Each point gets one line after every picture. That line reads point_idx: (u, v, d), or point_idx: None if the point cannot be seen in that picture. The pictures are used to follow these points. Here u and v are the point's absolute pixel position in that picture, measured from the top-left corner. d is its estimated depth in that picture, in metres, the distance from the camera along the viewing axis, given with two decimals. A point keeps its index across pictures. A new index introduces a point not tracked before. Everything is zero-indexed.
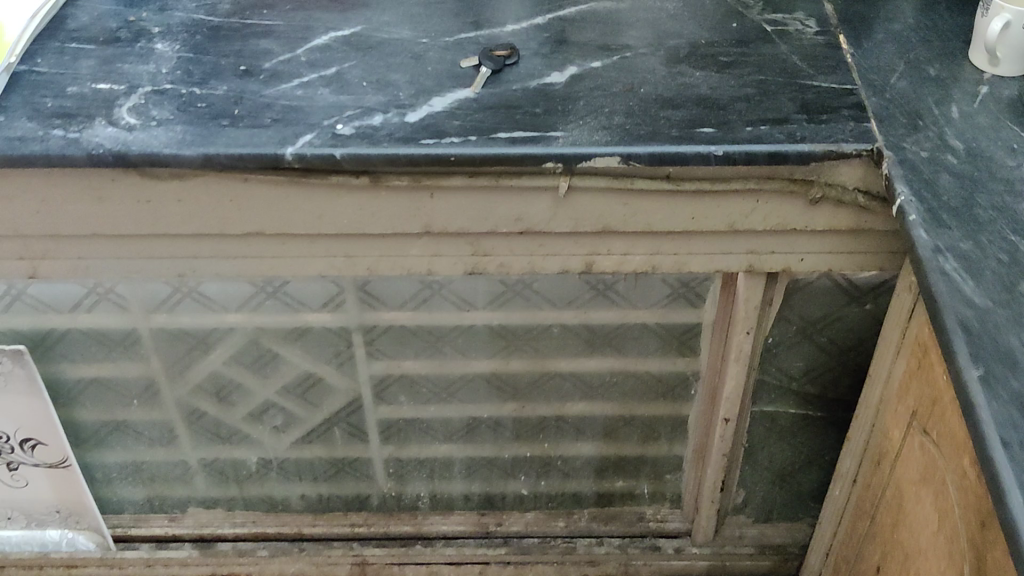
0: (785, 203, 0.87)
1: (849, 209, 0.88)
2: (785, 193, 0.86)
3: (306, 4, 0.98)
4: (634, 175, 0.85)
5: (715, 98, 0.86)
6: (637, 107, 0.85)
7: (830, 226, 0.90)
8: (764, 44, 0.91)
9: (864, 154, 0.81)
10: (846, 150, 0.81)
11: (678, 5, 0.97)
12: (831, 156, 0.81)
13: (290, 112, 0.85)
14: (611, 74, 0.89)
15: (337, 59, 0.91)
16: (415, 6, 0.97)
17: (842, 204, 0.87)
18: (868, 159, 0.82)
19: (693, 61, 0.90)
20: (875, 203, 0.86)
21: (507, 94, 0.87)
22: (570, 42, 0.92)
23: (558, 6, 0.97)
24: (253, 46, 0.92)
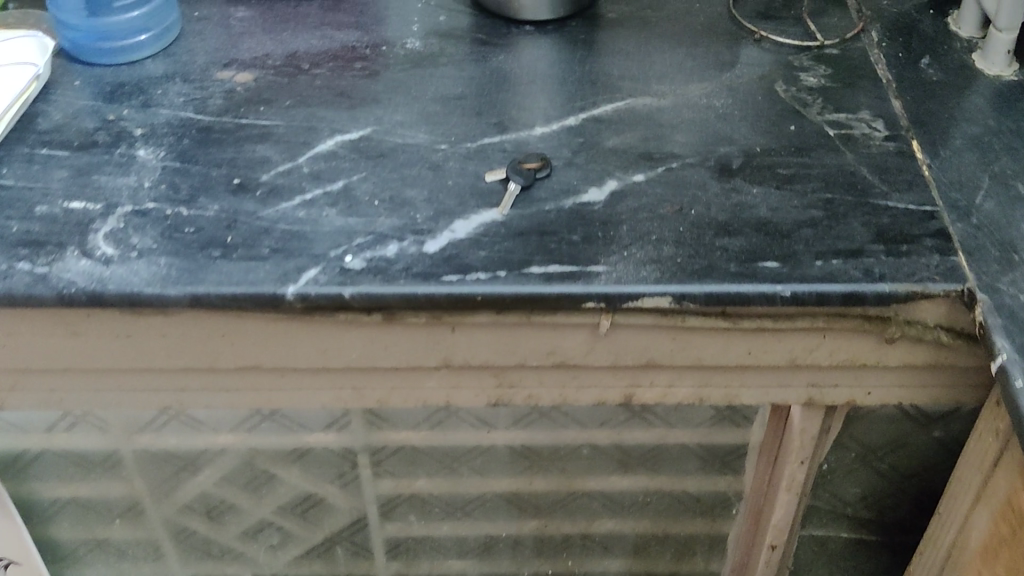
0: (855, 338, 0.77)
1: (928, 345, 0.77)
2: (856, 330, 0.75)
3: (308, 100, 0.87)
4: (686, 312, 0.74)
5: (777, 223, 0.75)
6: (688, 233, 0.75)
7: (904, 361, 0.79)
8: (828, 153, 0.81)
9: (954, 294, 0.70)
10: (932, 291, 0.70)
11: (727, 102, 0.86)
12: (915, 297, 0.70)
13: (290, 239, 0.74)
14: (657, 190, 0.78)
15: (344, 170, 0.80)
16: (431, 102, 0.86)
17: (921, 341, 0.76)
18: (957, 299, 0.71)
19: (749, 173, 0.79)
20: (959, 340, 0.75)
21: (538, 216, 0.76)
22: (608, 150, 0.82)
23: (592, 103, 0.86)
24: (248, 154, 0.81)
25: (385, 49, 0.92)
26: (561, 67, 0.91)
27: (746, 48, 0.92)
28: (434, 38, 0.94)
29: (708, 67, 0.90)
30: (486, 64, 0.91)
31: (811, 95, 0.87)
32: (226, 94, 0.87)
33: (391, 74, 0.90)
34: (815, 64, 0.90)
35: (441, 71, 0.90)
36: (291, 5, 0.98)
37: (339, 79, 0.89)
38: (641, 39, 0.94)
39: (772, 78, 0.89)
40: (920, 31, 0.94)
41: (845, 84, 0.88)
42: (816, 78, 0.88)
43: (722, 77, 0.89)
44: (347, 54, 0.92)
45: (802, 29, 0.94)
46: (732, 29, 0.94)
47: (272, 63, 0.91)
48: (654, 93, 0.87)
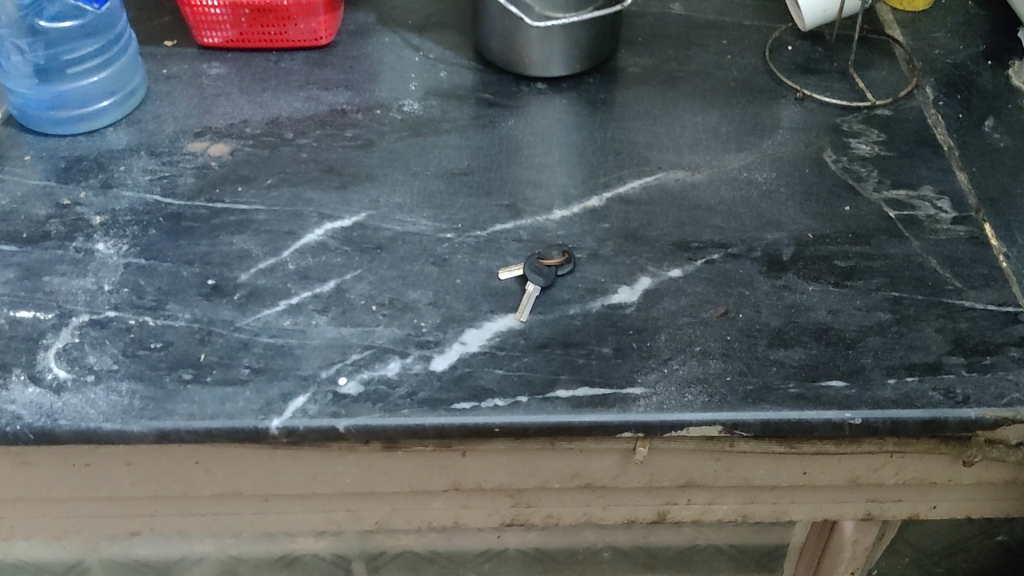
0: (927, 458, 0.66)
1: (1010, 464, 0.67)
2: (930, 451, 0.65)
3: (292, 177, 0.76)
4: (736, 437, 0.63)
5: (839, 330, 0.65)
6: (737, 344, 0.64)
7: (980, 478, 0.69)
8: (889, 240, 0.71)
9: None
10: None
11: (770, 177, 0.76)
12: (1005, 423, 0.60)
13: (274, 357, 0.64)
14: (696, 289, 0.68)
15: (336, 266, 0.69)
16: (433, 179, 0.76)
17: (1003, 461, 0.66)
18: None
19: (801, 267, 0.69)
20: None
21: (562, 323, 0.66)
22: (638, 238, 0.71)
23: (617, 179, 0.76)
24: (224, 247, 0.71)
25: (379, 112, 0.82)
26: (579, 134, 0.80)
27: (786, 109, 0.82)
28: (434, 99, 0.83)
29: (745, 134, 0.80)
30: (495, 130, 0.80)
31: (864, 167, 0.77)
32: (198, 170, 0.77)
33: (387, 144, 0.79)
34: (866, 127, 0.80)
35: (443, 140, 0.79)
36: (272, 61, 0.87)
37: (327, 151, 0.78)
38: (667, 98, 0.84)
39: (818, 146, 0.78)
40: (979, 87, 0.84)
41: (902, 153, 0.78)
42: (868, 146, 0.78)
43: (762, 146, 0.79)
44: (336, 120, 0.81)
45: (847, 86, 0.84)
46: (768, 86, 0.84)
47: (250, 131, 0.80)
48: (686, 165, 0.77)
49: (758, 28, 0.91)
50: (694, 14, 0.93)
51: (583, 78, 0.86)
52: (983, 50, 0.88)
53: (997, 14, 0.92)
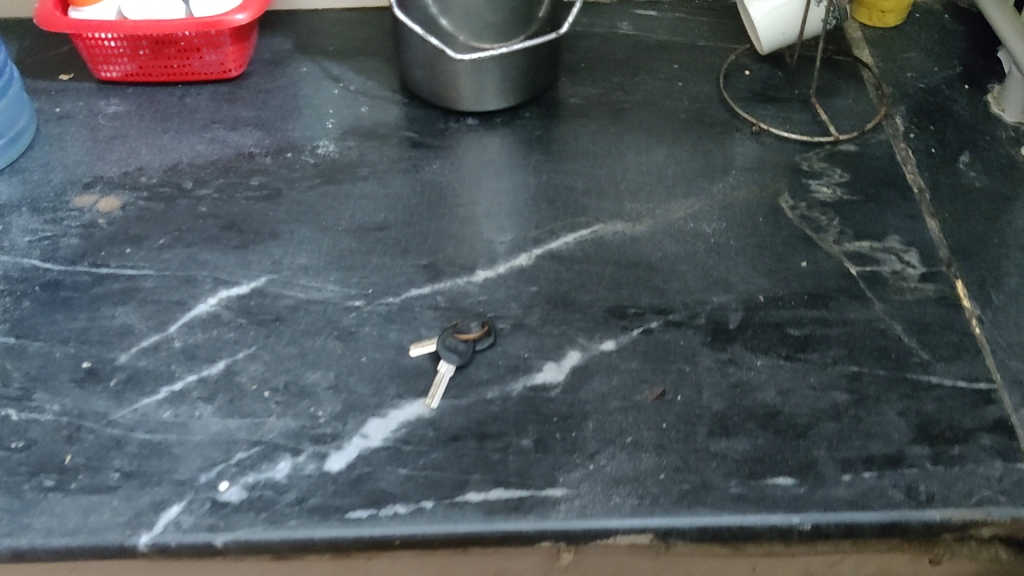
0: (891, 553, 0.59)
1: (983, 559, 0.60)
2: (893, 548, 0.58)
3: (188, 235, 0.68)
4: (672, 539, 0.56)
5: (789, 415, 0.58)
6: (673, 433, 0.57)
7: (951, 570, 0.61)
8: (849, 303, 0.63)
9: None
10: (997, 517, 0.53)
11: (719, 227, 0.68)
12: (975, 526, 0.53)
13: (149, 457, 0.56)
14: (631, 364, 0.60)
15: (228, 343, 0.62)
16: (345, 235, 0.68)
17: (975, 557, 0.59)
18: None
19: (750, 336, 0.62)
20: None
21: (478, 410, 0.58)
22: (568, 303, 0.64)
23: (549, 232, 0.68)
24: (104, 322, 0.63)
25: (290, 156, 0.74)
26: (510, 178, 0.73)
27: (740, 145, 0.74)
28: (352, 139, 0.76)
29: (693, 176, 0.72)
30: (417, 174, 0.73)
31: (824, 214, 0.69)
32: (83, 229, 0.69)
33: (296, 194, 0.71)
34: (828, 166, 0.72)
35: (359, 188, 0.72)
36: (177, 97, 0.79)
37: (229, 204, 0.71)
38: (609, 134, 0.76)
39: (774, 189, 0.71)
40: (954, 116, 0.76)
41: (866, 196, 0.70)
42: (830, 189, 0.71)
43: (711, 190, 0.71)
44: (242, 166, 0.73)
45: (809, 118, 0.76)
46: (722, 118, 0.76)
47: (146, 181, 0.72)
48: (626, 214, 0.69)
49: (713, 50, 0.83)
50: (644, 34, 0.85)
51: (518, 111, 0.78)
52: (960, 73, 0.80)
53: (975, 31, 0.84)
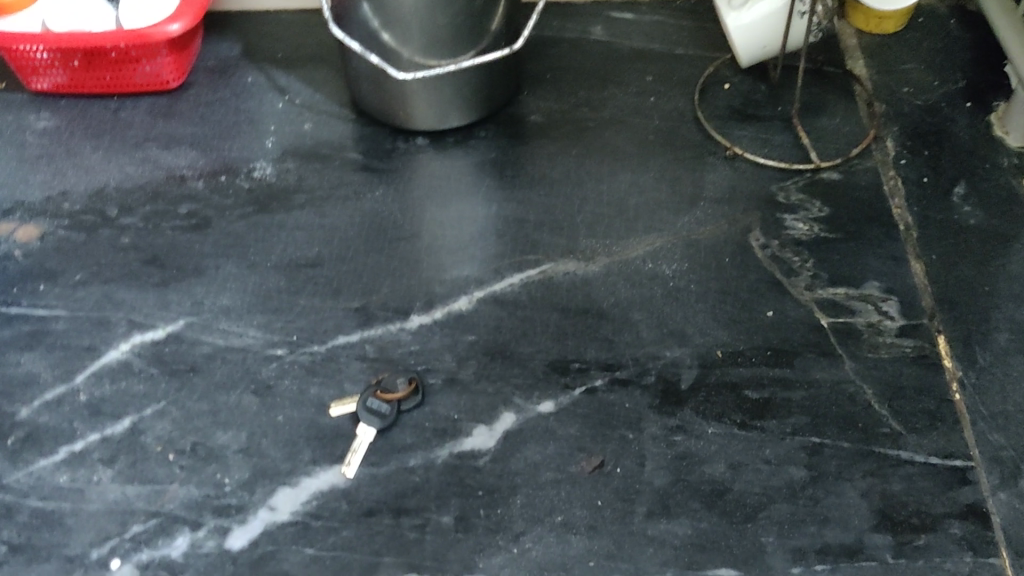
0: None
1: None
2: None
3: (106, 271, 0.64)
4: None
5: (739, 494, 0.52)
6: (608, 512, 0.52)
7: None
8: (816, 360, 0.57)
9: None
10: None
11: (680, 269, 0.62)
12: None
13: (39, 529, 0.52)
14: (569, 429, 0.55)
15: (136, 397, 0.57)
16: (273, 272, 0.63)
17: None
18: None
19: (703, 398, 0.56)
20: None
21: (397, 480, 0.53)
22: (507, 355, 0.58)
23: (493, 272, 0.63)
24: (8, 370, 0.59)
25: (224, 180, 0.69)
26: (459, 208, 0.67)
27: (711, 172, 0.68)
28: (292, 160, 0.70)
29: (656, 207, 0.66)
30: (358, 203, 0.67)
31: (797, 254, 0.63)
32: None
33: (226, 224, 0.66)
34: (806, 198, 0.66)
35: (294, 218, 0.66)
36: (112, 111, 0.74)
37: (154, 235, 0.66)
38: (569, 157, 0.70)
39: (744, 224, 0.64)
40: (951, 138, 0.69)
41: (846, 234, 0.64)
42: (806, 225, 0.64)
43: (675, 225, 0.65)
44: (172, 191, 0.68)
45: (789, 141, 0.69)
46: (693, 139, 0.70)
47: (69, 207, 0.68)
48: (579, 251, 0.64)
49: (691, 59, 0.76)
50: (617, 41, 0.78)
51: (474, 128, 0.73)
52: (962, 88, 0.72)
53: (983, 38, 0.76)
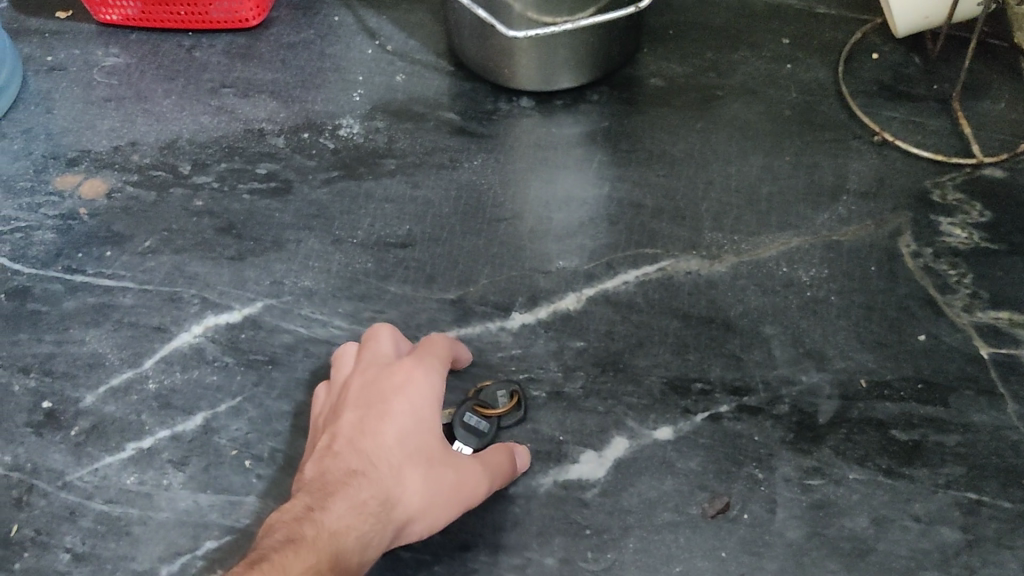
0: None
1: None
2: None
3: (177, 238, 0.58)
4: None
5: (883, 555, 0.46)
6: (733, 566, 0.46)
7: None
8: (974, 399, 0.50)
9: None
10: None
11: (819, 276, 0.55)
12: None
13: (105, 537, 0.48)
14: (689, 463, 0.49)
15: (209, 390, 0.52)
16: (360, 251, 0.57)
17: None
18: None
19: (843, 436, 0.49)
20: None
21: (496, 509, 0.48)
22: (619, 368, 0.52)
23: (606, 266, 0.56)
24: (72, 349, 0.54)
25: (307, 137, 0.62)
26: (566, 184, 0.60)
27: (856, 160, 0.59)
28: (382, 117, 0.63)
29: (792, 199, 0.58)
30: (453, 173, 0.60)
31: (954, 267, 0.55)
32: (61, 221, 0.59)
33: (309, 189, 0.60)
34: (965, 199, 0.57)
35: (383, 187, 0.60)
36: (186, 49, 0.68)
37: (229, 199, 0.59)
38: (693, 131, 0.62)
39: (893, 226, 0.56)
40: None
41: (1011, 245, 0.56)
42: (965, 231, 0.56)
43: (814, 222, 0.57)
44: (250, 147, 0.62)
45: (947, 127, 0.61)
46: (836, 119, 0.62)
47: (138, 160, 0.62)
48: (703, 247, 0.56)
49: (834, 22, 0.67)
50: None
51: (585, 90, 0.65)
52: None
53: None
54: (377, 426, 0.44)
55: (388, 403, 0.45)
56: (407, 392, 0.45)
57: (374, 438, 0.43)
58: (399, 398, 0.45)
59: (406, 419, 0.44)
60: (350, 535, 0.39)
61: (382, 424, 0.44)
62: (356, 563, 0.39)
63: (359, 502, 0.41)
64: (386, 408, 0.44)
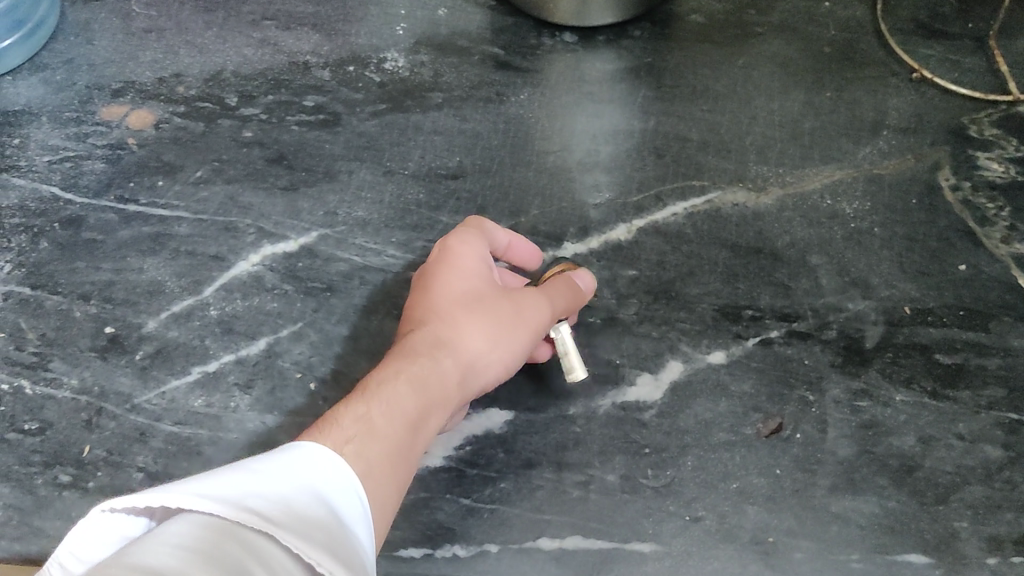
0: None
1: None
2: None
3: (229, 169, 0.58)
4: None
5: (929, 472, 0.48)
6: (788, 483, 0.48)
7: None
8: (1014, 325, 0.52)
9: None
10: None
11: (862, 207, 0.56)
12: None
13: (176, 457, 0.49)
14: (743, 386, 0.51)
15: (270, 316, 0.53)
16: (411, 183, 0.58)
17: None
18: None
19: (889, 360, 0.51)
20: None
21: (556, 430, 0.50)
22: (672, 296, 0.54)
23: (654, 198, 0.57)
24: (130, 276, 0.54)
25: (352, 71, 0.63)
26: (612, 119, 0.61)
27: (894, 96, 0.61)
28: (426, 51, 0.64)
29: (834, 133, 0.59)
30: (500, 108, 0.61)
31: (992, 200, 0.57)
32: (110, 151, 0.59)
33: (357, 122, 0.61)
34: (1001, 134, 0.59)
35: (431, 120, 0.61)
36: None
37: (278, 130, 0.60)
38: (734, 67, 0.63)
39: (932, 161, 0.58)
40: None
41: None
42: (1001, 165, 0.58)
43: (856, 156, 0.58)
44: (296, 80, 0.62)
45: (982, 65, 0.62)
46: (874, 57, 0.63)
47: (184, 92, 0.62)
48: (749, 179, 0.58)
49: None
50: None
51: (627, 26, 0.66)
52: None
53: None
54: (426, 292, 0.48)
55: (431, 272, 0.49)
56: (448, 252, 0.49)
57: (424, 301, 0.48)
58: (440, 262, 0.49)
59: (449, 275, 0.48)
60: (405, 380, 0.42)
61: (430, 288, 0.48)
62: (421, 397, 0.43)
63: (418, 350, 0.45)
64: (429, 276, 0.49)
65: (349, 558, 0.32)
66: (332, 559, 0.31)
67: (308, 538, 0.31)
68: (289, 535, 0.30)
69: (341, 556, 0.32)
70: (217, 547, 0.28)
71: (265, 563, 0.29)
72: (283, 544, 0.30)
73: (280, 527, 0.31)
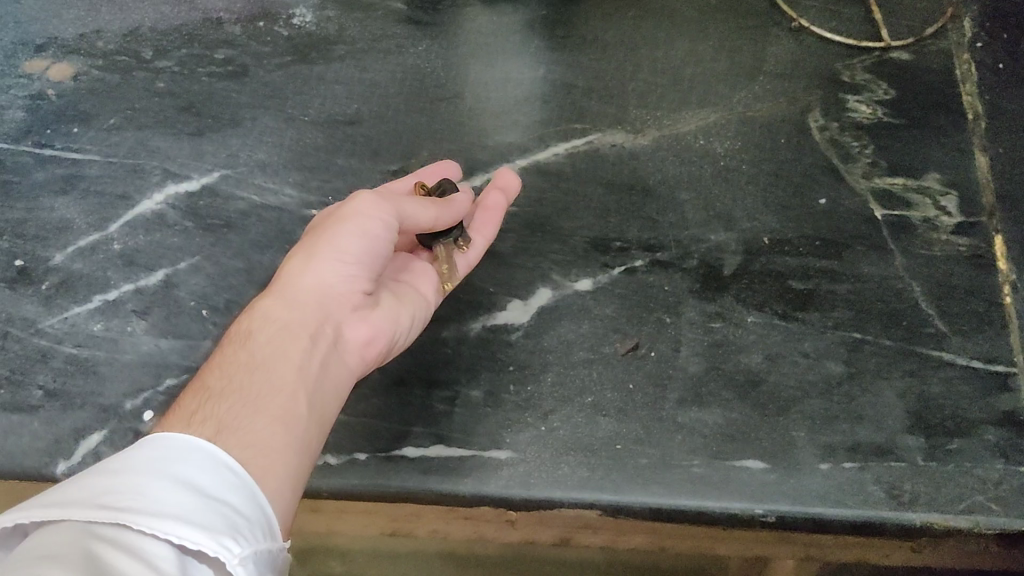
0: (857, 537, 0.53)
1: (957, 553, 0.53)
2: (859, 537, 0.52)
3: (140, 116, 0.62)
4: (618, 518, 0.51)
5: (773, 386, 0.51)
6: (639, 396, 0.51)
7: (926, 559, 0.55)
8: (866, 254, 0.55)
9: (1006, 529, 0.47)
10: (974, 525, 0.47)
11: (732, 147, 0.60)
12: (937, 530, 0.48)
13: (74, 375, 0.52)
14: (605, 309, 0.54)
15: (169, 249, 0.57)
16: (311, 128, 0.62)
17: (948, 549, 0.53)
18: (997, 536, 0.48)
19: (745, 286, 0.54)
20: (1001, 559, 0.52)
21: (429, 350, 0.53)
22: (546, 230, 0.57)
23: (538, 140, 0.61)
24: (42, 214, 0.58)
25: (262, 25, 0.66)
26: (505, 68, 0.65)
27: (773, 44, 0.64)
28: (332, 7, 0.67)
29: (713, 79, 0.63)
30: (400, 58, 0.65)
31: (857, 139, 0.60)
32: (30, 101, 0.63)
33: (264, 73, 0.64)
34: (872, 78, 0.62)
35: (333, 71, 0.64)
36: None
37: (188, 81, 0.64)
38: (625, 19, 0.66)
39: (804, 103, 0.61)
40: None
41: (910, 120, 0.60)
42: (869, 107, 0.61)
43: (731, 100, 0.62)
44: (209, 34, 0.66)
45: (860, 15, 0.65)
46: (758, 8, 0.66)
47: (102, 46, 0.66)
48: (628, 122, 0.61)
49: None
50: None
51: None
52: None
53: None
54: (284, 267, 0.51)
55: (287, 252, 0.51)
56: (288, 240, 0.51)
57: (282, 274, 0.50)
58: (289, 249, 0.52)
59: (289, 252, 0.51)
60: (230, 346, 0.46)
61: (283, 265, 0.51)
62: (256, 351, 0.45)
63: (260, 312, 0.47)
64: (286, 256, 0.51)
65: (216, 518, 0.35)
66: (193, 526, 0.34)
67: (168, 515, 0.34)
68: (145, 518, 0.33)
69: (205, 522, 0.34)
70: (72, 548, 0.31)
71: (122, 551, 0.31)
72: (137, 529, 0.32)
73: (139, 510, 0.33)
